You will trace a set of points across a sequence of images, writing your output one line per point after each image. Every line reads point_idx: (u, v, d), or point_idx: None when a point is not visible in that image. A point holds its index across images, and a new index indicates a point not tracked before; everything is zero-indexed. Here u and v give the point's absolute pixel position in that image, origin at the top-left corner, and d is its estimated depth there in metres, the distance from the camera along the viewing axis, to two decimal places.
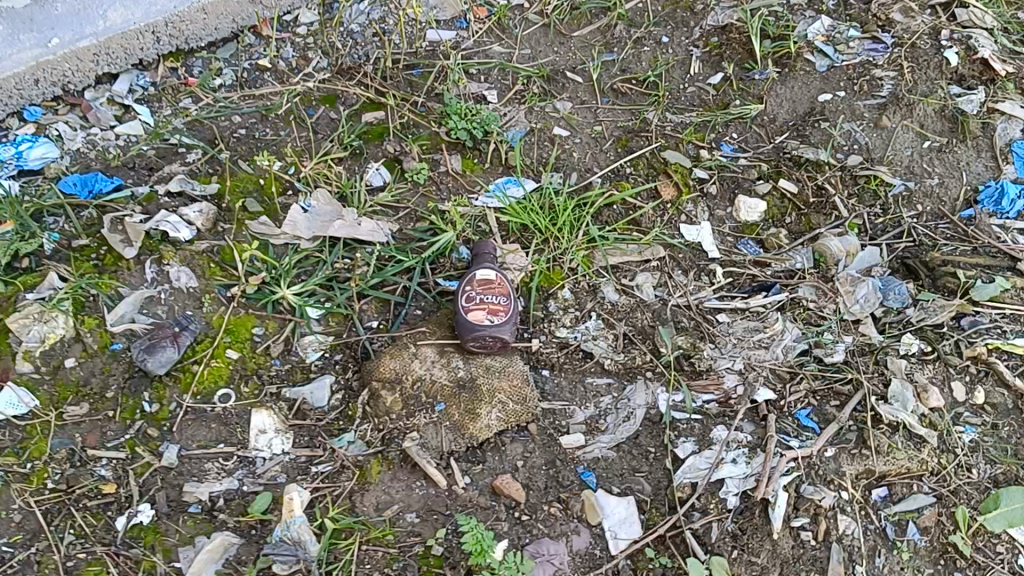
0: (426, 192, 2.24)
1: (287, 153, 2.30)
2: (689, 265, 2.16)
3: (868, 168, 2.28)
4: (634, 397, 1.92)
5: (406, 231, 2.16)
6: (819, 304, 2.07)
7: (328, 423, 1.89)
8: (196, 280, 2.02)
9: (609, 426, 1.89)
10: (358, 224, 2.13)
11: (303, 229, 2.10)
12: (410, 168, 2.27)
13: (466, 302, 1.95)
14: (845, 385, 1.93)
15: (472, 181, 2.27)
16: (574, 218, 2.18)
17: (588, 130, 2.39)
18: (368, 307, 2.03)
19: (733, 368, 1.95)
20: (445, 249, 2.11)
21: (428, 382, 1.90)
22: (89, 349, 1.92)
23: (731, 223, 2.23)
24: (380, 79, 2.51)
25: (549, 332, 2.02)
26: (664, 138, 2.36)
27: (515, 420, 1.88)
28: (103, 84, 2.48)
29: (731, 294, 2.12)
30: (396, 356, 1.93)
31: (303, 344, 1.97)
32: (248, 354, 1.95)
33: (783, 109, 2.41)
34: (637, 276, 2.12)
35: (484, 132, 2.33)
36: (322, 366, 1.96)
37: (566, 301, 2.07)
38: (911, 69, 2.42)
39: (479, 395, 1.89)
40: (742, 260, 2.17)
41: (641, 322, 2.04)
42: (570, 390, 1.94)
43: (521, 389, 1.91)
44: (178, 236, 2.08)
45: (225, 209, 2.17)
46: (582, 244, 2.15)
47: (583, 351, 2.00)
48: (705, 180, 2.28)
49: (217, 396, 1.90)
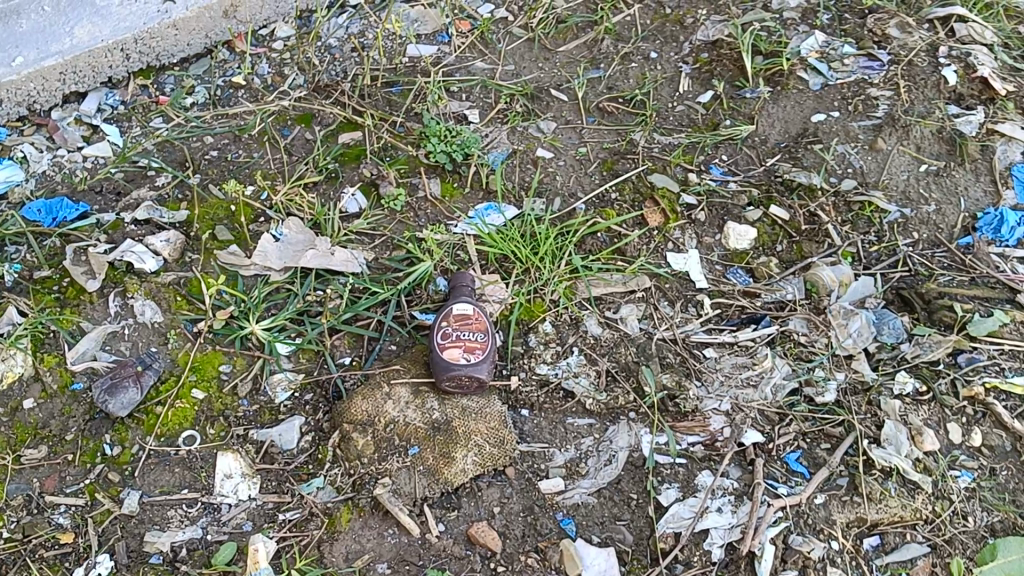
0: (404, 218, 2.16)
1: (257, 177, 2.23)
2: (676, 295, 2.08)
3: (863, 193, 2.19)
4: (616, 440, 1.85)
5: (382, 261, 2.08)
6: (811, 338, 1.99)
7: (296, 467, 1.80)
8: (161, 315, 1.94)
9: (589, 469, 1.81)
10: (331, 254, 2.05)
11: (274, 259, 2.02)
12: (387, 194, 2.19)
13: (441, 339, 1.88)
14: (836, 426, 1.85)
15: (452, 207, 2.19)
16: (556, 247, 2.10)
17: (572, 152, 2.31)
18: (340, 342, 1.95)
19: (720, 408, 1.87)
20: (422, 280, 2.04)
21: (401, 424, 1.82)
22: (48, 389, 1.85)
23: (720, 251, 2.15)
24: (358, 97, 2.42)
25: (529, 368, 1.94)
26: (651, 160, 2.28)
27: (491, 464, 1.81)
28: (71, 103, 2.40)
29: (719, 327, 2.04)
30: (368, 397, 1.85)
31: (272, 382, 1.89)
32: (214, 393, 1.87)
33: (775, 130, 2.33)
34: (621, 308, 2.04)
35: (465, 155, 2.26)
36: (292, 407, 1.87)
37: (547, 335, 1.99)
38: (907, 89, 2.34)
39: (454, 438, 1.81)
40: (730, 290, 2.09)
41: (625, 357, 1.96)
42: (549, 431, 1.87)
43: (498, 431, 1.84)
44: (143, 267, 1.99)
45: (193, 237, 2.08)
46: (564, 274, 2.07)
47: (564, 390, 1.92)
48: (692, 206, 2.20)
49: (182, 438, 1.82)
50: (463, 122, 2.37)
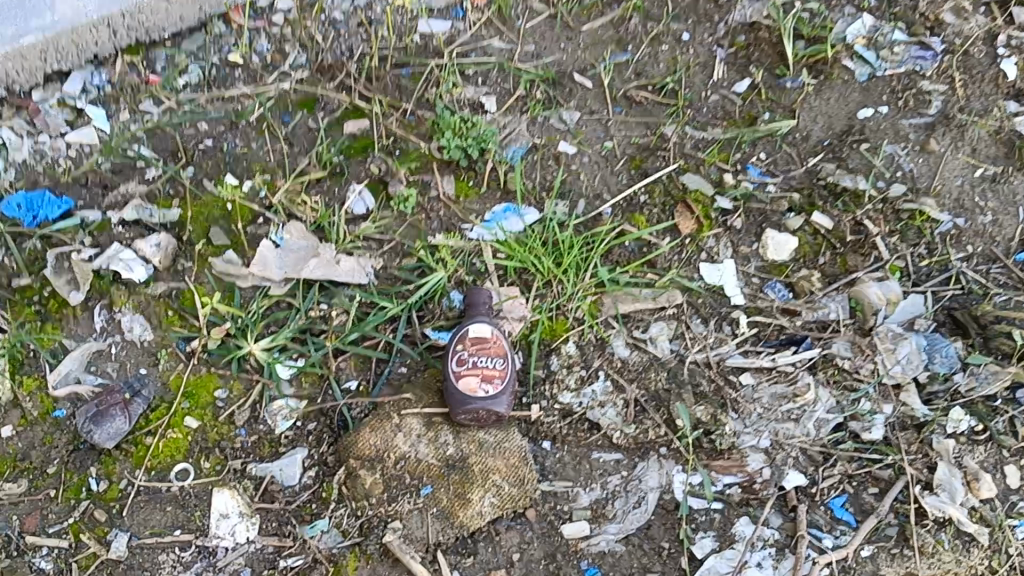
0: (415, 222, 1.99)
1: (256, 171, 2.06)
2: (709, 312, 1.92)
3: (913, 201, 2.01)
4: (646, 480, 1.71)
5: (391, 269, 1.93)
6: (857, 365, 1.80)
7: (299, 506, 1.67)
8: (151, 332, 1.78)
9: (616, 512, 1.69)
10: (336, 264, 1.86)
11: (274, 270, 1.82)
12: (397, 194, 2.01)
13: (456, 365, 1.72)
14: (884, 469, 1.74)
15: (467, 209, 2.02)
16: (580, 258, 1.92)
17: (598, 147, 2.12)
18: (346, 364, 1.79)
19: (759, 445, 1.72)
20: (434, 293, 1.86)
21: (412, 461, 1.67)
22: (27, 416, 1.70)
23: (757, 262, 1.99)
24: (364, 80, 2.19)
25: (551, 396, 1.78)
26: (683, 158, 2.10)
27: (510, 506, 1.67)
28: (53, 83, 2.16)
29: (756, 349, 1.89)
30: (376, 430, 1.70)
31: (272, 410, 1.73)
32: (209, 422, 1.72)
33: (817, 125, 2.13)
34: (650, 327, 1.89)
35: (480, 150, 2.05)
36: (293, 438, 1.73)
37: (570, 358, 1.83)
38: (964, 83, 2.14)
39: (471, 477, 1.67)
40: (769, 307, 1.94)
41: (654, 385, 1.81)
42: (573, 468, 1.73)
43: (518, 469, 1.69)
44: (130, 277, 1.79)
45: (186, 242, 1.92)
46: (590, 288, 1.90)
47: (590, 421, 1.76)
48: (729, 212, 2.02)
49: (174, 472, 1.67)
50: (479, 111, 2.17)
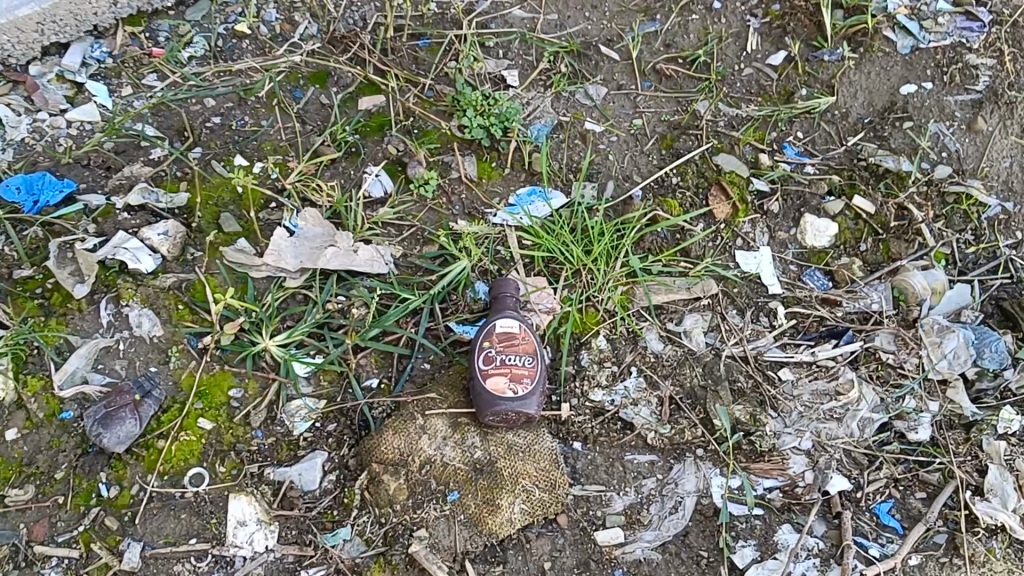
0: (436, 205, 1.90)
1: (266, 152, 1.95)
2: (746, 303, 1.83)
3: (959, 182, 1.93)
4: (684, 484, 1.63)
5: (411, 258, 1.83)
6: (900, 359, 1.75)
7: (320, 513, 1.59)
8: (161, 328, 1.69)
9: (652, 518, 1.60)
10: (354, 253, 1.78)
11: (289, 259, 1.74)
12: (416, 176, 1.90)
13: (483, 364, 1.64)
14: (933, 471, 1.65)
15: (490, 192, 1.92)
16: (611, 245, 1.83)
17: (626, 125, 2.01)
18: (367, 360, 1.71)
19: (801, 447, 1.65)
20: (458, 284, 1.78)
21: (438, 465, 1.60)
22: (33, 418, 1.60)
23: (795, 248, 1.89)
24: (380, 52, 2.10)
25: (581, 394, 1.70)
26: (716, 137, 1.99)
27: (541, 512, 1.59)
28: (51, 57, 2.05)
29: (795, 342, 1.80)
30: (400, 432, 1.62)
31: (290, 410, 1.65)
32: (224, 423, 1.64)
33: (857, 101, 2.03)
34: (684, 319, 1.80)
35: (504, 129, 1.96)
36: (313, 440, 1.65)
37: (601, 353, 1.74)
38: (1012, 57, 2.04)
39: (499, 482, 1.59)
40: (807, 296, 1.84)
41: (689, 382, 1.72)
42: (605, 470, 1.65)
43: (549, 473, 1.61)
44: (138, 268, 1.73)
45: (195, 228, 1.81)
46: (621, 277, 1.81)
47: (623, 420, 1.69)
48: (765, 195, 1.93)
49: (188, 477, 1.59)
50: (501, 86, 2.06)
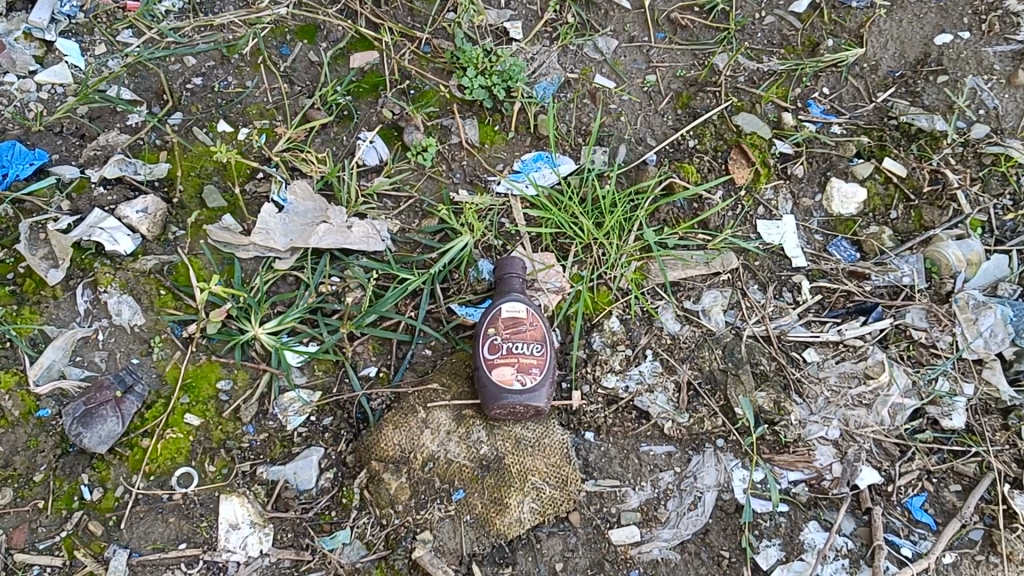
0: (435, 174, 1.77)
1: (252, 116, 1.81)
2: (768, 277, 1.72)
3: (997, 142, 1.77)
4: (703, 477, 1.53)
5: (409, 233, 1.71)
6: (932, 337, 1.65)
7: (317, 514, 1.50)
8: (142, 315, 1.58)
9: (669, 515, 1.51)
10: (348, 229, 1.66)
11: (278, 238, 1.63)
12: (414, 143, 1.77)
13: (489, 353, 1.53)
14: (969, 463, 1.54)
15: (493, 157, 1.79)
16: (625, 216, 1.71)
17: (639, 81, 1.87)
18: (363, 348, 1.60)
19: (827, 436, 1.55)
20: (460, 262, 1.66)
21: (442, 462, 1.50)
22: (7, 416, 1.48)
23: (820, 216, 1.77)
24: (372, 4, 1.94)
25: (593, 380, 1.60)
26: (737, 94, 1.85)
27: (551, 512, 1.49)
28: (17, 14, 1.88)
29: (820, 319, 1.69)
30: (400, 427, 1.52)
31: (282, 403, 1.55)
32: (213, 418, 1.53)
33: (886, 52, 1.88)
34: (703, 296, 1.68)
35: (507, 89, 1.81)
36: (308, 436, 1.55)
37: (614, 335, 1.63)
38: None
39: (507, 480, 1.50)
40: (834, 269, 1.73)
41: (709, 365, 1.62)
42: (620, 463, 1.55)
43: (561, 469, 1.52)
44: (116, 250, 1.61)
45: (176, 203, 1.69)
46: (634, 252, 1.70)
47: (638, 409, 1.59)
48: (789, 158, 1.80)
49: (176, 477, 1.50)
50: (503, 39, 1.90)
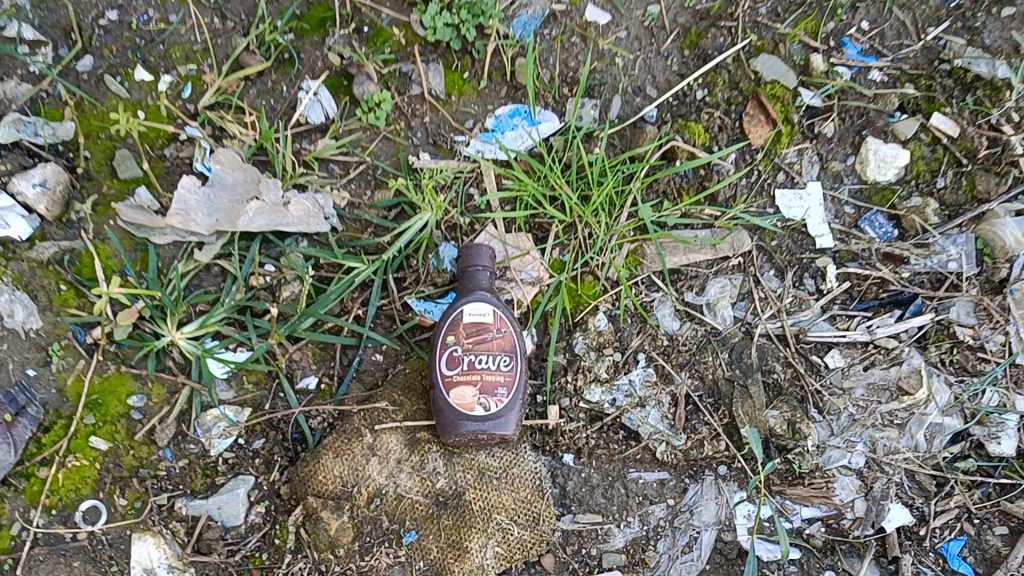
0: (391, 134, 1.43)
1: (175, 60, 1.39)
2: (786, 261, 1.43)
3: None
4: (702, 513, 1.33)
5: (359, 209, 1.43)
6: (980, 338, 1.38)
7: (245, 557, 1.29)
8: (39, 317, 1.31)
9: (659, 560, 1.32)
10: (284, 207, 1.38)
11: (201, 218, 1.34)
12: (365, 97, 1.41)
13: (447, 368, 1.28)
14: (1017, 501, 1.33)
15: (460, 112, 1.44)
16: (617, 189, 1.42)
17: (639, 11, 1.44)
18: (301, 354, 1.35)
19: (850, 465, 1.33)
20: (418, 245, 1.39)
21: (391, 499, 1.27)
22: None
23: (852, 182, 1.45)
24: None
25: (574, 393, 1.34)
26: (755, 31, 1.44)
27: (520, 556, 1.29)
28: None
29: (847, 314, 1.42)
30: (343, 455, 1.29)
31: (205, 424, 1.32)
32: (123, 441, 1.30)
33: None
34: (709, 286, 1.41)
35: (477, 27, 1.41)
36: (235, 463, 1.32)
37: (601, 336, 1.37)
38: None
39: (469, 520, 1.28)
40: (868, 250, 1.43)
41: (712, 374, 1.36)
42: (603, 495, 1.33)
43: (532, 505, 1.30)
44: (6, 236, 1.31)
45: (82, 173, 1.36)
46: (627, 232, 1.41)
47: (626, 428, 1.35)
48: (817, 112, 1.44)
49: (81, 512, 1.28)
50: None
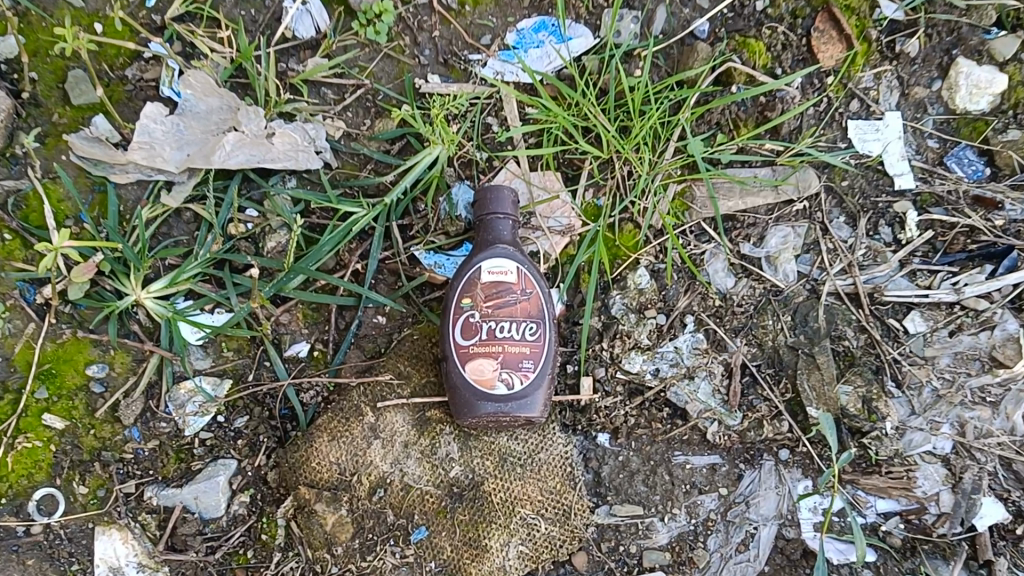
0: (393, 52, 1.20)
1: None
2: (859, 207, 1.21)
3: None
4: (759, 505, 1.15)
5: (357, 142, 1.21)
6: None
7: (227, 555, 1.12)
8: None
9: (709, 559, 1.15)
10: (267, 140, 1.16)
11: (169, 153, 1.12)
12: (362, 7, 1.17)
13: (461, 338, 1.08)
14: None
15: (475, 24, 1.20)
16: (663, 119, 1.19)
17: None
18: (290, 317, 1.15)
19: (935, 451, 1.14)
20: (426, 186, 1.18)
21: (397, 490, 1.10)
22: None
23: (937, 111, 1.20)
24: None
25: (611, 361, 1.15)
26: None
27: (548, 556, 1.13)
28: None
29: (929, 269, 1.20)
30: (338, 437, 1.12)
31: (177, 398, 1.12)
32: (82, 420, 1.10)
33: None
34: (770, 236, 1.19)
35: None
36: (214, 446, 1.14)
37: (641, 295, 1.16)
38: None
39: (488, 515, 1.11)
40: (957, 194, 1.19)
41: (772, 340, 1.17)
42: (643, 483, 1.15)
43: (563, 497, 1.13)
44: None
45: (27, 98, 1.12)
46: (673, 170, 1.19)
47: (671, 404, 1.16)
48: (899, 28, 1.18)
49: (35, 502, 1.08)
50: None
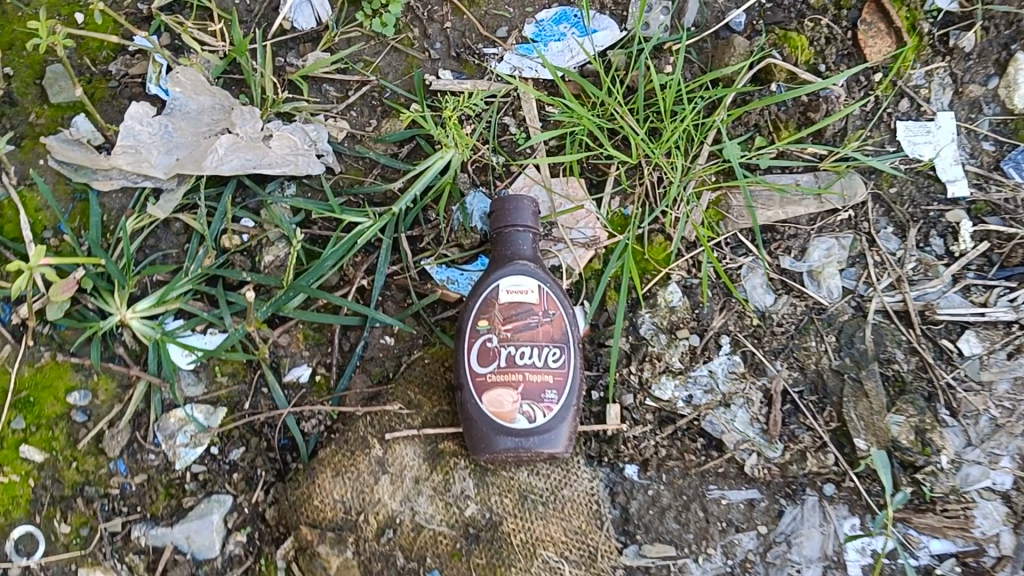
0: (401, 45, 1.12)
1: None
2: (910, 217, 1.10)
3: None
4: (803, 545, 1.04)
5: (362, 144, 1.10)
6: None
7: None
8: None
9: None
10: (264, 143, 1.05)
11: (156, 157, 1.03)
12: None
13: (479, 365, 0.98)
14: None
15: (493, 15, 1.12)
16: (697, 121, 1.10)
17: None
18: (289, 339, 1.06)
19: (996, 487, 1.03)
20: (438, 194, 1.08)
21: (407, 530, 0.99)
22: None
23: (993, 112, 1.11)
24: None
25: (640, 387, 1.06)
26: None
27: None
28: None
29: (985, 284, 1.09)
30: (343, 472, 1.01)
31: (166, 428, 1.03)
32: (63, 451, 1.01)
33: None
34: (812, 248, 1.09)
35: None
36: (207, 480, 1.03)
37: (673, 314, 1.07)
38: None
39: (509, 558, 0.99)
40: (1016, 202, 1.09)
41: (816, 363, 1.06)
42: (676, 520, 1.04)
43: (589, 537, 1.02)
44: None
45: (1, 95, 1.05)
46: (706, 177, 1.10)
47: (706, 434, 1.06)
48: (953, 20, 1.12)
49: (12, 542, 0.99)
50: None
